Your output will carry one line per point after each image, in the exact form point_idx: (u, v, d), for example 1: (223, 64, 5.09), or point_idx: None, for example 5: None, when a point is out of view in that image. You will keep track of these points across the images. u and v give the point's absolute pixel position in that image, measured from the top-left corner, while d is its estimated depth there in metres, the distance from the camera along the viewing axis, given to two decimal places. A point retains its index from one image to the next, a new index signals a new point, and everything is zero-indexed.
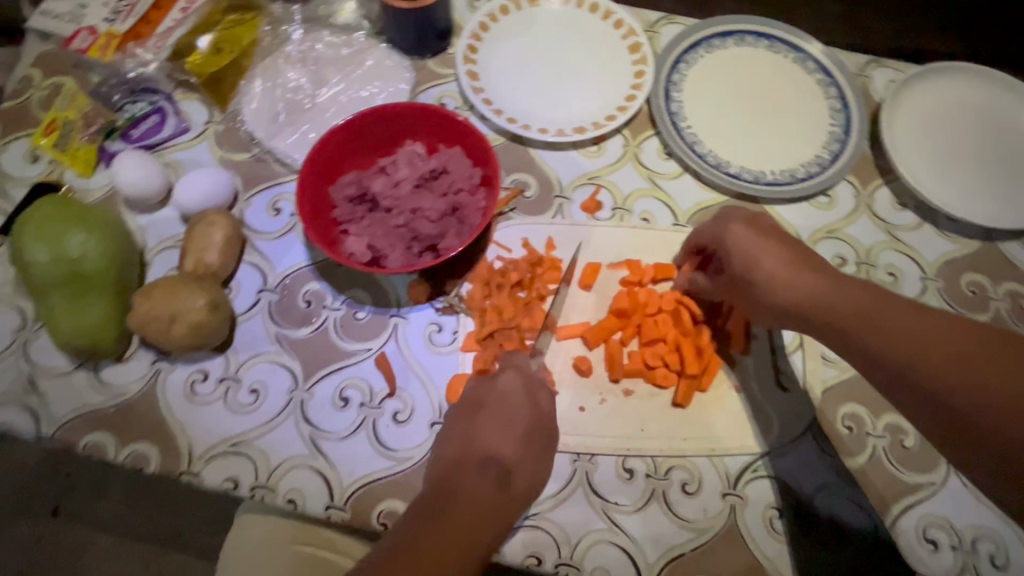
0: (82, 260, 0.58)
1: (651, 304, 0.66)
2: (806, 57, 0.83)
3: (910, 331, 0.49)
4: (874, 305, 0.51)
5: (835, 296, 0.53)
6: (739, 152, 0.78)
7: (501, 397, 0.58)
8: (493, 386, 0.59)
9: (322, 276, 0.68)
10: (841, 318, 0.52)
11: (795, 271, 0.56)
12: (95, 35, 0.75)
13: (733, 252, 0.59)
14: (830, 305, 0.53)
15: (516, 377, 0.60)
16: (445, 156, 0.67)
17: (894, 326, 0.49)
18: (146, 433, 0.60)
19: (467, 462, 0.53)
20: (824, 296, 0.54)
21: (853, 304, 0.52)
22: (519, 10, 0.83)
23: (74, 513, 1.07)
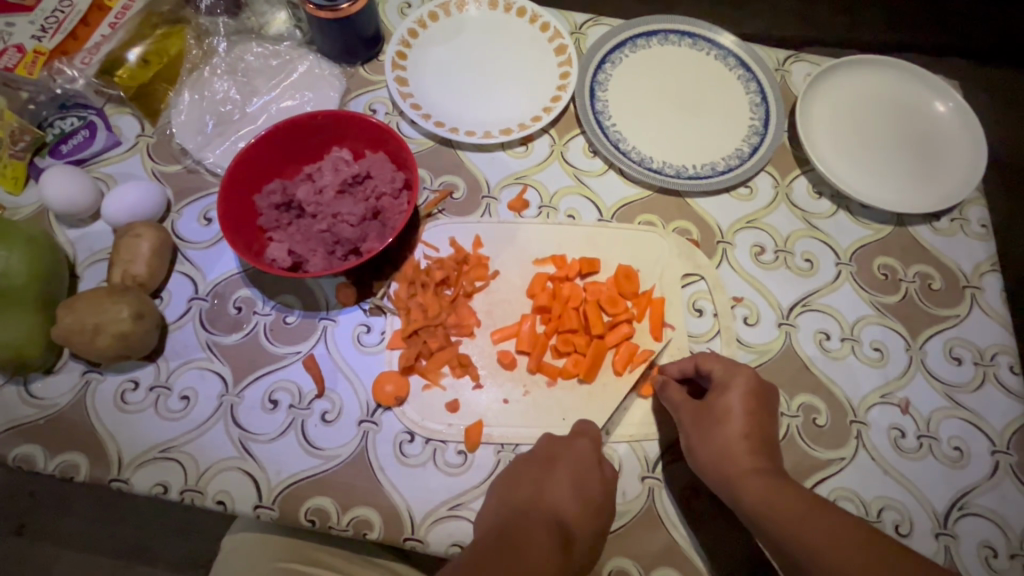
0: (4, 277, 0.59)
1: (574, 297, 0.68)
2: (726, 54, 0.86)
3: (796, 509, 0.52)
4: (780, 487, 0.54)
5: (748, 471, 0.55)
6: (662, 148, 0.80)
7: (577, 459, 0.58)
8: (568, 444, 0.59)
9: (252, 283, 0.70)
10: (745, 478, 0.55)
11: (722, 423, 0.57)
12: (22, 53, 0.75)
13: (718, 393, 0.59)
14: (732, 463, 0.56)
15: (591, 447, 0.59)
16: (369, 161, 0.69)
17: (788, 502, 0.53)
18: (76, 442, 0.61)
19: (534, 517, 0.52)
20: (734, 460, 0.56)
21: (765, 484, 0.54)
22: (448, 16, 0.85)
23: (38, 532, 1.07)
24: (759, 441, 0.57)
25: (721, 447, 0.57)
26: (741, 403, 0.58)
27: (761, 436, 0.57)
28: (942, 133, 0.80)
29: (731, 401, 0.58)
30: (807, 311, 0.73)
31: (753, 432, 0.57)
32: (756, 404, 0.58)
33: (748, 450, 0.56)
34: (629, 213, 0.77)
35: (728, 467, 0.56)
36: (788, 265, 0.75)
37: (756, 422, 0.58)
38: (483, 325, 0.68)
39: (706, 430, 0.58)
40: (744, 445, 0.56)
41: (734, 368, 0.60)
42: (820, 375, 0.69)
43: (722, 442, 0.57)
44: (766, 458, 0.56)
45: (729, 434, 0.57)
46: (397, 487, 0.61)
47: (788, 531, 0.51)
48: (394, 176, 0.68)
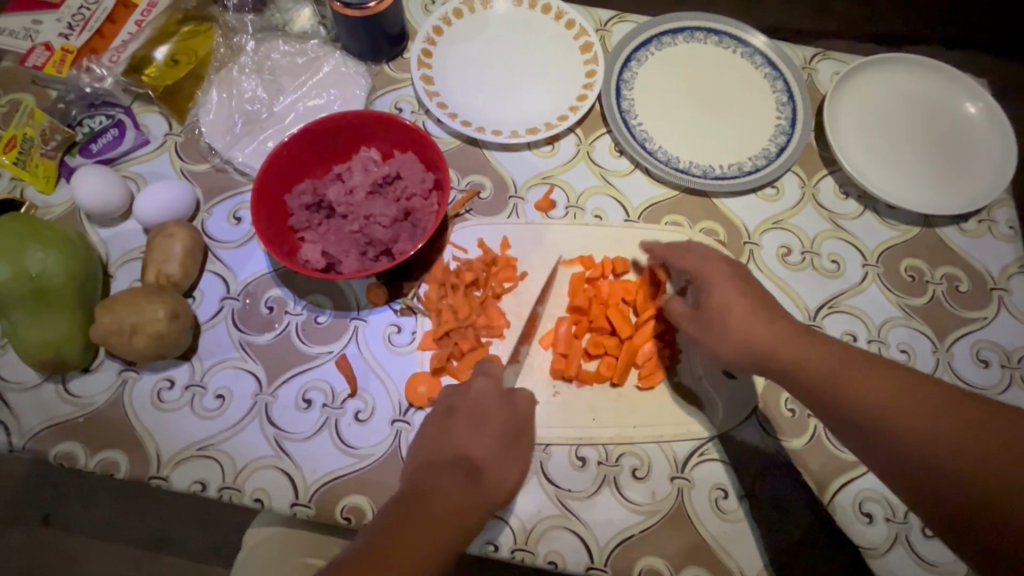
0: (42, 277, 0.60)
1: (613, 297, 0.68)
2: (753, 52, 0.85)
3: (821, 364, 0.52)
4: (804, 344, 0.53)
5: (770, 335, 0.54)
6: (688, 148, 0.80)
7: (452, 402, 0.59)
8: (465, 390, 0.60)
9: (283, 283, 0.70)
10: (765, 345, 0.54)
11: (723, 313, 0.56)
12: (50, 51, 0.75)
13: (711, 285, 0.58)
14: (746, 339, 0.55)
15: (490, 386, 0.60)
16: (398, 161, 0.69)
17: (814, 358, 0.52)
18: (115, 440, 0.62)
19: (441, 460, 0.54)
20: (752, 332, 0.55)
21: (790, 345, 0.53)
22: (472, 13, 0.85)
23: (65, 522, 1.09)
24: (767, 310, 0.56)
25: (732, 324, 0.56)
26: (734, 282, 0.57)
27: (765, 305, 0.56)
28: (971, 133, 0.79)
29: (721, 276, 0.58)
30: (833, 312, 0.73)
31: (756, 300, 0.56)
32: (741, 279, 0.58)
33: (762, 320, 0.55)
34: (656, 213, 0.77)
35: (746, 338, 0.55)
36: (815, 266, 0.75)
37: (754, 291, 0.57)
38: (512, 326, 0.69)
39: (709, 313, 0.57)
40: (756, 315, 0.55)
41: (706, 258, 0.61)
42: None
43: (732, 315, 0.56)
44: (778, 321, 0.55)
45: (739, 308, 0.56)
46: None
47: (821, 381, 0.51)
48: (423, 178, 0.68)
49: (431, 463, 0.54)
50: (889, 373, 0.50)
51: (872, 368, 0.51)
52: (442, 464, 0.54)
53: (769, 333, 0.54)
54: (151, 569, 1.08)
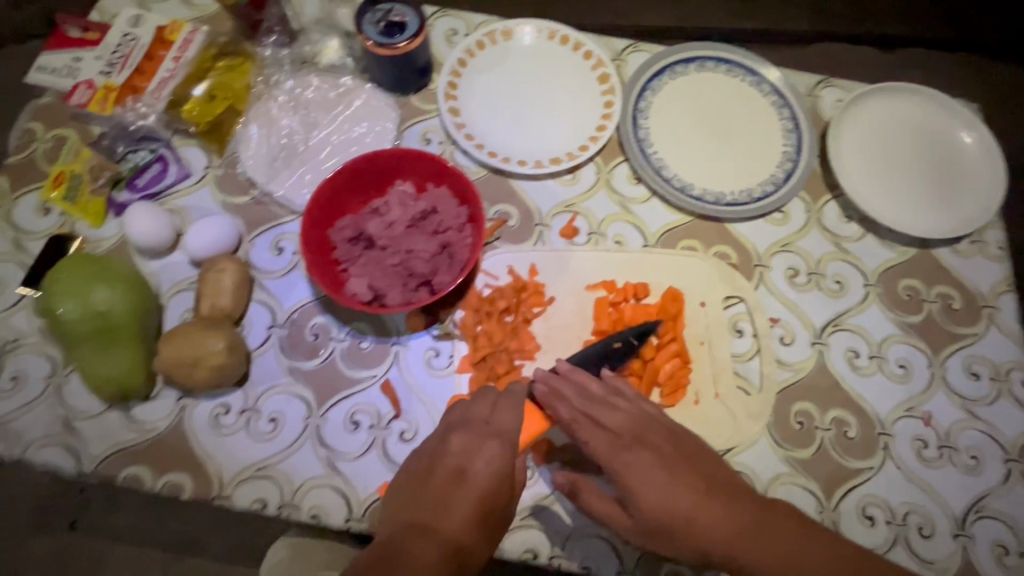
0: (109, 313, 0.64)
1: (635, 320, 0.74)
2: (761, 81, 0.90)
3: (738, 535, 0.53)
4: (714, 505, 0.55)
5: (727, 533, 0.54)
6: (701, 175, 0.85)
7: (462, 465, 0.55)
8: (475, 453, 0.56)
9: (326, 311, 0.75)
10: (679, 521, 0.55)
11: (628, 473, 0.58)
12: (92, 89, 0.79)
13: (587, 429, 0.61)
14: (656, 510, 0.55)
15: (500, 451, 0.56)
16: (433, 196, 0.73)
17: (728, 529, 0.54)
18: (179, 463, 0.67)
19: (430, 530, 0.49)
20: (698, 522, 0.54)
21: (704, 509, 0.55)
22: (494, 44, 0.89)
23: (91, 527, 1.10)
24: (665, 463, 0.58)
25: (678, 525, 0.55)
26: (641, 469, 0.58)
27: (660, 453, 0.59)
28: (963, 160, 0.85)
29: (639, 475, 0.57)
30: (838, 330, 0.78)
31: (678, 481, 0.57)
32: (661, 464, 0.58)
33: (666, 479, 0.57)
34: (673, 238, 0.82)
35: (688, 538, 0.54)
36: (820, 287, 0.81)
37: (671, 471, 0.57)
38: (542, 349, 0.74)
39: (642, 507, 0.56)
40: (646, 472, 0.58)
41: (615, 448, 0.60)
42: (850, 392, 0.75)
43: (665, 513, 0.55)
44: (669, 461, 0.59)
45: (681, 508, 0.55)
46: None
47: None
48: (458, 212, 0.73)
49: (408, 532, 0.49)
50: (828, 545, 0.53)
51: (831, 552, 0.52)
52: (434, 529, 0.49)
53: (717, 525, 0.54)
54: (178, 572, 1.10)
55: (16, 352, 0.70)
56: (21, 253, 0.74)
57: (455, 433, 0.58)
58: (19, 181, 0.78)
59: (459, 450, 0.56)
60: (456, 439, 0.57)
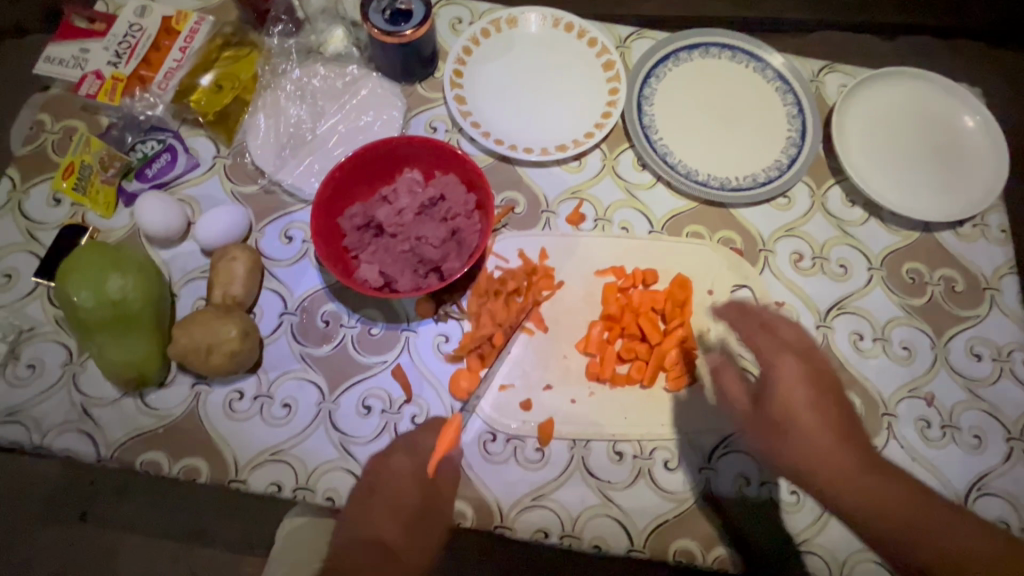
0: (124, 301, 0.65)
1: (644, 304, 0.74)
2: (765, 66, 0.90)
3: (889, 500, 0.53)
4: (876, 478, 0.54)
5: (846, 462, 0.55)
6: (706, 161, 0.85)
7: (370, 483, 0.64)
8: (383, 467, 0.65)
9: (337, 298, 0.75)
10: (829, 477, 0.55)
11: (796, 426, 0.58)
12: (101, 79, 0.79)
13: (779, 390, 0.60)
14: (819, 471, 0.56)
15: (407, 465, 0.65)
16: (441, 183, 0.74)
17: (871, 489, 0.54)
18: (195, 448, 0.68)
19: (357, 544, 0.59)
20: (826, 446, 0.56)
21: (858, 476, 0.54)
22: (499, 32, 0.89)
23: (101, 517, 1.11)
24: (844, 428, 0.58)
25: (803, 444, 0.57)
26: (801, 393, 0.59)
27: (838, 419, 0.58)
28: (966, 144, 0.86)
29: (792, 384, 0.60)
30: (842, 313, 0.79)
31: (817, 405, 0.59)
32: (814, 381, 0.60)
33: (838, 443, 0.56)
34: (678, 224, 0.83)
35: (818, 454, 0.56)
36: (824, 271, 0.82)
37: (819, 389, 0.60)
38: (549, 333, 0.75)
39: (777, 415, 0.59)
40: (824, 436, 0.57)
41: (778, 349, 0.62)
42: (854, 373, 0.76)
43: (806, 429, 0.57)
44: (833, 414, 0.58)
45: (814, 429, 0.57)
46: (483, 480, 0.68)
47: (842, 493, 0.54)
48: (466, 199, 0.73)
49: (345, 547, 0.59)
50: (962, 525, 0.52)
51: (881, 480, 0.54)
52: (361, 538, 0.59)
53: (840, 452, 0.56)
54: (188, 562, 1.11)
55: (31, 341, 0.71)
56: (34, 243, 0.75)
57: (373, 461, 0.66)
58: (30, 173, 0.78)
59: (373, 471, 0.65)
60: (371, 460, 0.67)
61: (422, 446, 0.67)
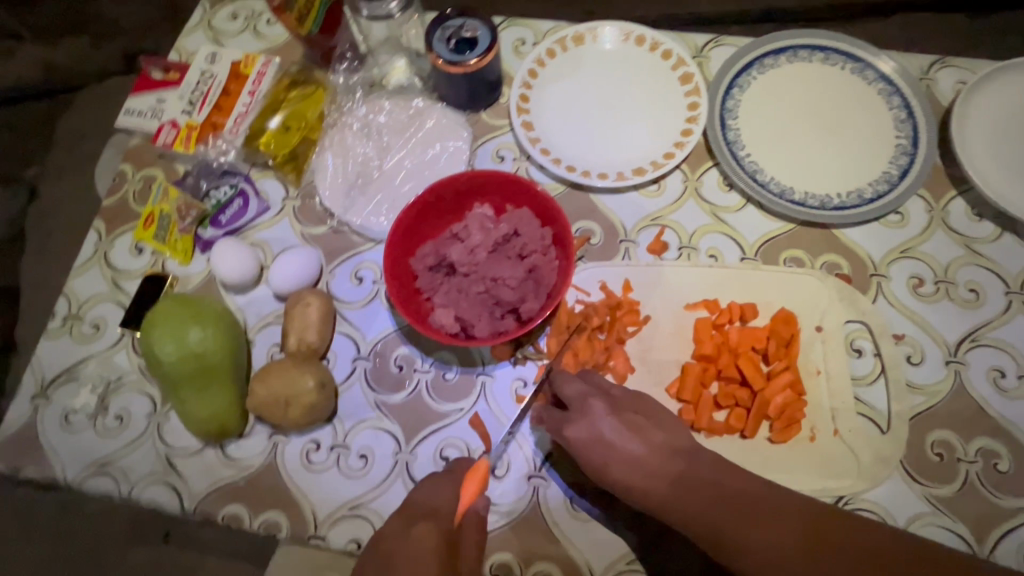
0: (205, 354, 0.64)
1: (743, 342, 0.67)
2: (865, 66, 0.81)
3: (709, 514, 0.49)
4: (694, 495, 0.51)
5: (661, 492, 0.53)
6: (802, 177, 0.77)
7: (389, 554, 0.51)
8: (405, 537, 0.52)
9: (410, 341, 0.73)
10: (661, 503, 0.53)
11: (614, 455, 0.56)
12: (177, 128, 0.81)
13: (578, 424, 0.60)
14: (661, 505, 0.53)
15: (433, 532, 0.53)
16: (514, 218, 0.70)
17: (699, 509, 0.50)
18: (276, 502, 0.66)
19: None
20: (647, 482, 0.54)
21: (686, 496, 0.51)
22: (565, 51, 0.84)
23: (182, 539, 1.14)
24: (656, 453, 0.55)
25: (631, 471, 0.55)
26: (609, 423, 0.58)
27: (651, 446, 0.56)
28: None
29: (595, 425, 0.58)
30: (976, 346, 0.69)
31: (634, 439, 0.57)
32: (623, 418, 0.59)
33: (649, 472, 0.54)
34: (774, 249, 0.75)
35: (646, 487, 0.54)
36: (951, 297, 0.71)
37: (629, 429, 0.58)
38: (636, 373, 0.69)
39: (593, 453, 0.58)
40: (637, 458, 0.56)
41: (584, 395, 0.61)
42: (997, 417, 0.66)
43: (628, 472, 0.55)
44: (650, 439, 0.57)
45: (635, 466, 0.55)
46: (572, 540, 0.63)
47: (707, 533, 0.49)
48: (542, 233, 0.69)
49: None
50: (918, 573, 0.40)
51: (761, 507, 0.48)
52: None
53: (662, 489, 0.53)
54: None
55: (119, 391, 0.72)
56: (119, 293, 0.77)
57: (389, 523, 0.55)
58: (114, 223, 0.80)
59: (391, 534, 0.54)
60: (389, 526, 0.55)
61: (443, 507, 0.56)
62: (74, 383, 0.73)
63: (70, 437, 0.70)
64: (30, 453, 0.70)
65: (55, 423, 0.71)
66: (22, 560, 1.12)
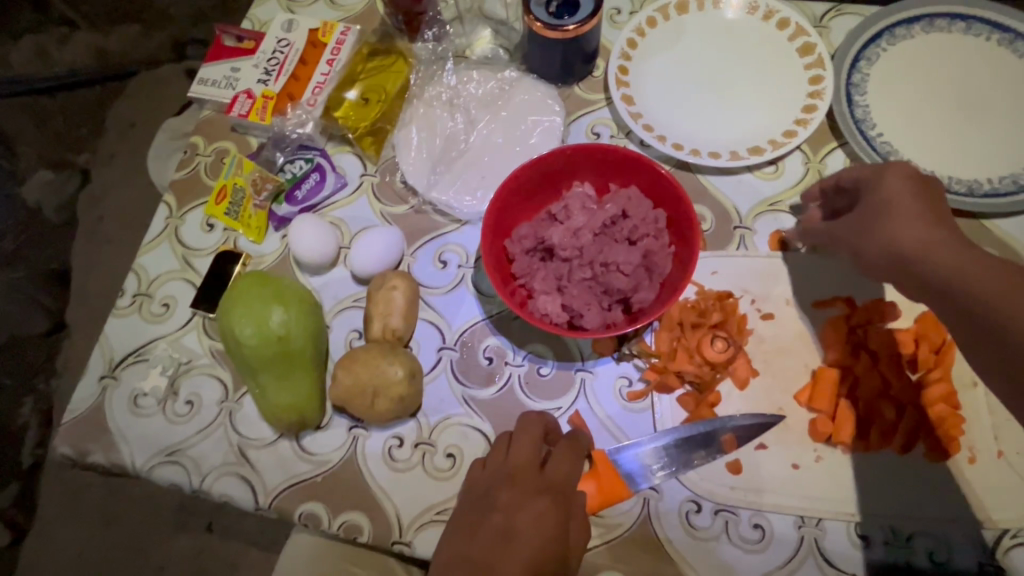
0: (288, 338, 0.59)
1: (884, 348, 0.60)
2: (1015, 37, 0.71)
3: (983, 283, 0.45)
4: (975, 262, 0.46)
5: (979, 271, 0.46)
6: (945, 161, 0.68)
7: (511, 509, 0.49)
8: (521, 506, 0.49)
9: (499, 331, 0.66)
10: (937, 275, 0.47)
11: (894, 212, 0.51)
12: (251, 98, 0.76)
13: (878, 188, 0.53)
14: (914, 258, 0.49)
15: (550, 504, 0.50)
16: (622, 198, 0.63)
17: (972, 281, 0.46)
18: (356, 503, 0.61)
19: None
20: (954, 261, 0.47)
21: (968, 266, 0.46)
22: (667, 20, 0.76)
23: (229, 527, 1.09)
24: (947, 227, 0.49)
25: (905, 228, 0.50)
26: (918, 206, 0.50)
27: (944, 220, 0.50)
28: None
29: (898, 182, 0.52)
30: None
31: (937, 219, 0.50)
32: (923, 189, 0.51)
33: (929, 230, 0.49)
34: None
35: (947, 270, 0.47)
36: None
37: (933, 214, 0.50)
38: (762, 387, 0.61)
39: (883, 233, 0.51)
40: (928, 226, 0.49)
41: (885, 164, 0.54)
42: None
43: (936, 248, 0.48)
44: (942, 212, 0.50)
45: (938, 246, 0.48)
46: (690, 560, 0.56)
47: (966, 293, 0.46)
48: (655, 215, 0.62)
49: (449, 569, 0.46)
50: None
51: None
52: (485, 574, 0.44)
53: (937, 251, 0.48)
54: None
55: (189, 375, 0.68)
56: (190, 270, 0.72)
57: (504, 487, 0.52)
58: (185, 198, 0.76)
59: (506, 506, 0.50)
60: (504, 496, 0.51)
61: (559, 480, 0.53)
62: (144, 364, 0.68)
63: (138, 422, 0.66)
64: (98, 437, 0.66)
65: (123, 407, 0.67)
66: (69, 540, 1.09)
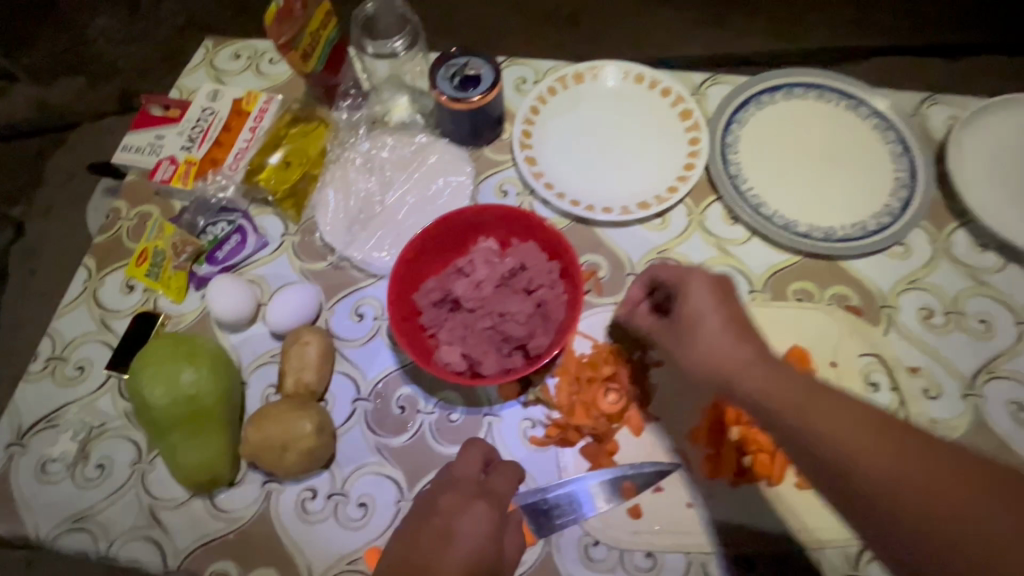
0: (198, 396, 0.61)
1: None
2: (859, 103, 0.83)
3: (790, 398, 0.46)
4: (771, 371, 0.48)
5: (764, 385, 0.48)
6: (806, 211, 0.77)
7: (452, 508, 0.54)
8: (461, 507, 0.54)
9: (412, 380, 0.70)
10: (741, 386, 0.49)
11: (699, 321, 0.52)
12: (175, 164, 0.79)
13: (685, 294, 0.54)
14: (719, 370, 0.50)
15: (488, 507, 0.54)
16: (520, 252, 0.68)
17: (774, 396, 0.47)
18: (268, 559, 0.62)
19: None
20: (756, 374, 0.48)
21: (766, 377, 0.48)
22: (565, 88, 0.85)
23: None
24: (743, 331, 0.51)
25: (706, 339, 0.51)
26: (719, 320, 0.52)
27: (743, 325, 0.52)
28: None
29: (703, 290, 0.53)
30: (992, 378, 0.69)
31: (735, 325, 0.51)
32: (721, 295, 0.53)
33: (733, 341, 0.50)
34: (781, 282, 0.75)
35: (749, 383, 0.48)
36: (960, 328, 0.72)
37: (734, 326, 0.51)
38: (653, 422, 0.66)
39: (690, 344, 0.52)
40: (726, 334, 0.51)
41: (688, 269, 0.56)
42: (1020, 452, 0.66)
43: (739, 368, 0.49)
44: (742, 320, 0.52)
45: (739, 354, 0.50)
46: None
47: (770, 407, 0.47)
48: (549, 267, 0.67)
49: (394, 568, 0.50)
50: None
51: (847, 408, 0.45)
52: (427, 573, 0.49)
53: (740, 360, 0.49)
54: None
55: (101, 438, 0.68)
56: (107, 332, 0.73)
57: (443, 496, 0.56)
58: (105, 261, 0.78)
59: (446, 509, 0.54)
60: (446, 499, 0.56)
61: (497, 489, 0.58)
62: (54, 430, 0.68)
63: (46, 489, 0.66)
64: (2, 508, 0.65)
65: (31, 474, 0.66)
66: None
